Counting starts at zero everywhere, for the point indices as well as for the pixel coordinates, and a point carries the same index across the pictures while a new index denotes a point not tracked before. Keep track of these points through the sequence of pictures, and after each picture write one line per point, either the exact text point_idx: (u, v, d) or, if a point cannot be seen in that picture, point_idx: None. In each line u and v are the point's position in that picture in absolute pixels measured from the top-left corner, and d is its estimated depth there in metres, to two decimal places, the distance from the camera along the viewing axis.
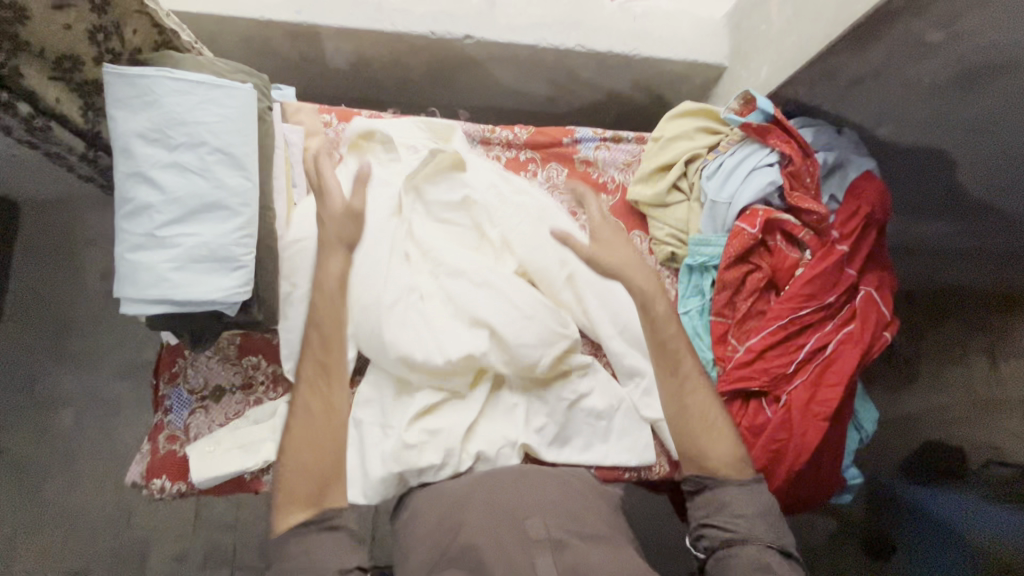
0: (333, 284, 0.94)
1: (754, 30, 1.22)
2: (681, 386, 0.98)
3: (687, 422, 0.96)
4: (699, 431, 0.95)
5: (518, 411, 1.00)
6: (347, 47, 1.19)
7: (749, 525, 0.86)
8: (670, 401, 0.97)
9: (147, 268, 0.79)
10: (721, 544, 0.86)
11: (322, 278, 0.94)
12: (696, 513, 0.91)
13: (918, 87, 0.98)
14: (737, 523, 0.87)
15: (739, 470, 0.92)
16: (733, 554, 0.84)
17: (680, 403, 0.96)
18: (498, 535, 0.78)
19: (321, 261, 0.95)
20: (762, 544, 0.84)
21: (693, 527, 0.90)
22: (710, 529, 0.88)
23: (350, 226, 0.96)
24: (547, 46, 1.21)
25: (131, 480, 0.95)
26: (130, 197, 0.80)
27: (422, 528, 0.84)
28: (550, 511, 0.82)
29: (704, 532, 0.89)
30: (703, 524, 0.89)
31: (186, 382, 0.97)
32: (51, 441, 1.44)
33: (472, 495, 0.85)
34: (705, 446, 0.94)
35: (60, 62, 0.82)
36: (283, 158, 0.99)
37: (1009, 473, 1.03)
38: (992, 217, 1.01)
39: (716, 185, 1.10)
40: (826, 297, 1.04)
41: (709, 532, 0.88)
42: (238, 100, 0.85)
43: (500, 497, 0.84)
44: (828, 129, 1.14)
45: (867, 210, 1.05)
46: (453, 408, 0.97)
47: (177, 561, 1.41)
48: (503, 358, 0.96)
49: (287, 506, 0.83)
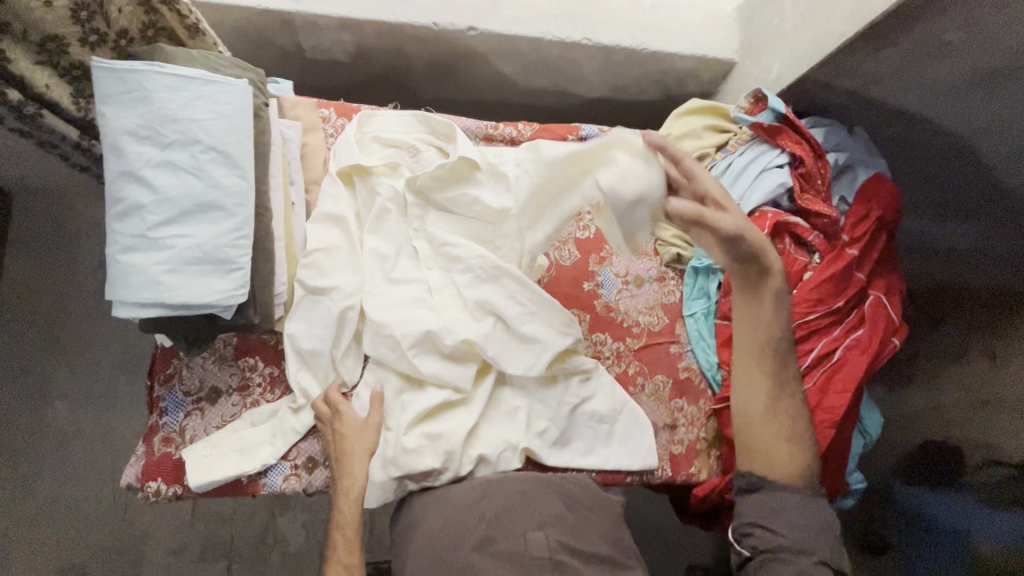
0: (356, 494, 0.87)
1: (766, 26, 1.19)
2: (777, 385, 0.93)
3: (770, 423, 0.92)
4: (778, 438, 0.92)
5: (523, 415, 0.97)
6: (347, 38, 1.16)
7: (796, 533, 0.85)
8: (751, 394, 0.94)
9: (140, 270, 0.76)
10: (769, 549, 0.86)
11: (347, 489, 0.87)
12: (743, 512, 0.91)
13: (934, 89, 0.95)
14: (788, 529, 0.86)
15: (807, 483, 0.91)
16: (779, 559, 0.84)
17: (773, 404, 0.92)
18: (499, 552, 0.77)
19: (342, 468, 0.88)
20: (812, 558, 0.83)
21: (741, 524, 0.90)
22: (758, 530, 0.88)
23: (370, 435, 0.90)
24: (553, 39, 1.17)
25: (126, 483, 0.92)
26: (120, 197, 0.77)
27: (421, 542, 0.83)
28: (554, 527, 0.81)
29: (752, 531, 0.89)
30: (750, 523, 0.89)
31: (181, 384, 0.95)
32: (47, 433, 1.42)
33: (470, 510, 0.83)
34: (774, 451, 0.91)
35: (44, 43, 0.77)
36: (281, 155, 0.96)
37: (1004, 473, 1.02)
38: (1003, 218, 1.01)
39: (725, 186, 1.07)
40: (834, 302, 1.02)
41: (756, 532, 0.88)
42: (232, 96, 0.83)
43: (501, 509, 0.82)
44: (840, 129, 1.10)
45: (878, 213, 1.03)
46: (454, 413, 0.95)
47: (174, 554, 1.40)
48: (512, 361, 0.96)
49: None
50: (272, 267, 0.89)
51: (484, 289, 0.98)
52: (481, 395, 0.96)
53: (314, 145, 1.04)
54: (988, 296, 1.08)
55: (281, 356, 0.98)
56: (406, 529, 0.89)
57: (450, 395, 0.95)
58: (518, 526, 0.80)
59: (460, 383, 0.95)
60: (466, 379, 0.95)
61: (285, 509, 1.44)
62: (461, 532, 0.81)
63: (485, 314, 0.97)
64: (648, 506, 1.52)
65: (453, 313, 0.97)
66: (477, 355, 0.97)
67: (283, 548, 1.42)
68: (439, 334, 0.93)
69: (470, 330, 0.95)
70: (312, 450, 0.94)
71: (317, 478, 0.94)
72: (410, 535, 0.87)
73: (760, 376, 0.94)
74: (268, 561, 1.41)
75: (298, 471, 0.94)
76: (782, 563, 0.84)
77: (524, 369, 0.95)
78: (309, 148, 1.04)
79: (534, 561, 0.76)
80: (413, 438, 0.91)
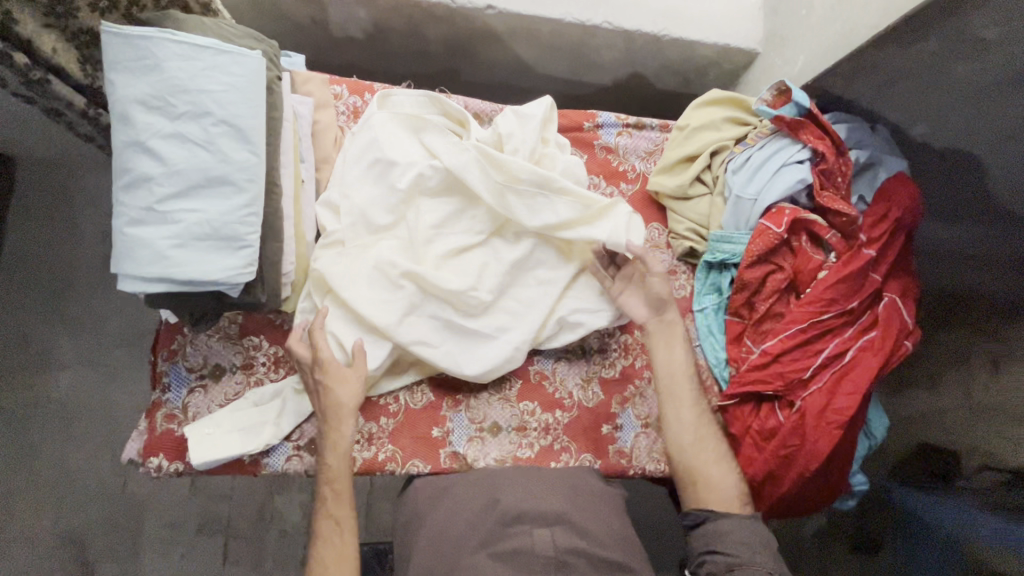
0: (342, 447, 0.89)
1: (795, 16, 1.16)
2: (679, 417, 1.00)
3: (696, 453, 0.99)
4: (706, 461, 0.99)
5: (574, 297, 1.01)
6: (363, 12, 1.13)
7: (745, 550, 0.89)
8: (684, 429, 0.99)
9: (147, 244, 0.75)
10: (724, 569, 0.88)
11: (334, 444, 0.89)
12: (699, 541, 0.93)
13: (964, 88, 0.93)
14: (736, 548, 0.89)
15: (740, 503, 0.96)
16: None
17: (676, 431, 1.00)
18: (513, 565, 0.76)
19: (325, 425, 0.90)
20: (763, 570, 0.86)
21: (694, 555, 0.92)
22: (713, 556, 0.90)
23: (347, 391, 0.89)
24: (573, 21, 1.15)
25: (128, 457, 0.91)
26: (128, 167, 0.76)
27: (433, 528, 0.85)
28: (559, 527, 0.81)
29: (707, 559, 0.90)
30: (706, 552, 0.91)
31: (185, 360, 0.94)
32: (47, 403, 1.41)
33: (495, 500, 0.85)
34: (718, 481, 0.97)
35: (52, 6, 0.75)
36: (292, 131, 0.94)
37: (998, 479, 1.03)
38: (996, 221, 0.95)
39: (742, 180, 1.05)
40: (848, 303, 1.00)
41: (712, 559, 0.90)
42: (246, 67, 0.80)
43: (520, 502, 0.84)
44: (863, 124, 1.09)
45: (897, 213, 1.01)
46: (398, 236, 0.96)
47: (172, 527, 1.40)
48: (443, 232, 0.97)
49: None
50: (281, 246, 0.87)
51: (423, 225, 0.95)
52: (430, 229, 0.95)
53: (325, 123, 1.03)
54: (985, 305, 1.04)
55: (286, 336, 0.97)
56: (421, 508, 0.90)
57: (398, 242, 0.96)
58: (528, 522, 0.81)
59: (423, 235, 0.95)
60: (493, 258, 0.98)
61: (283, 488, 1.43)
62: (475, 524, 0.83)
63: (419, 231, 0.95)
64: (647, 495, 1.53)
65: (378, 248, 0.94)
66: (416, 249, 0.95)
67: (280, 526, 1.42)
68: (380, 265, 0.93)
69: (417, 228, 0.95)
70: (314, 432, 0.94)
71: None
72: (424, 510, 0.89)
73: (671, 406, 1.01)
74: (266, 537, 1.41)
75: (300, 452, 0.93)
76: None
77: (534, 321, 0.97)
78: (321, 126, 1.02)
79: (540, 560, 0.77)
80: (468, 144, 0.95)
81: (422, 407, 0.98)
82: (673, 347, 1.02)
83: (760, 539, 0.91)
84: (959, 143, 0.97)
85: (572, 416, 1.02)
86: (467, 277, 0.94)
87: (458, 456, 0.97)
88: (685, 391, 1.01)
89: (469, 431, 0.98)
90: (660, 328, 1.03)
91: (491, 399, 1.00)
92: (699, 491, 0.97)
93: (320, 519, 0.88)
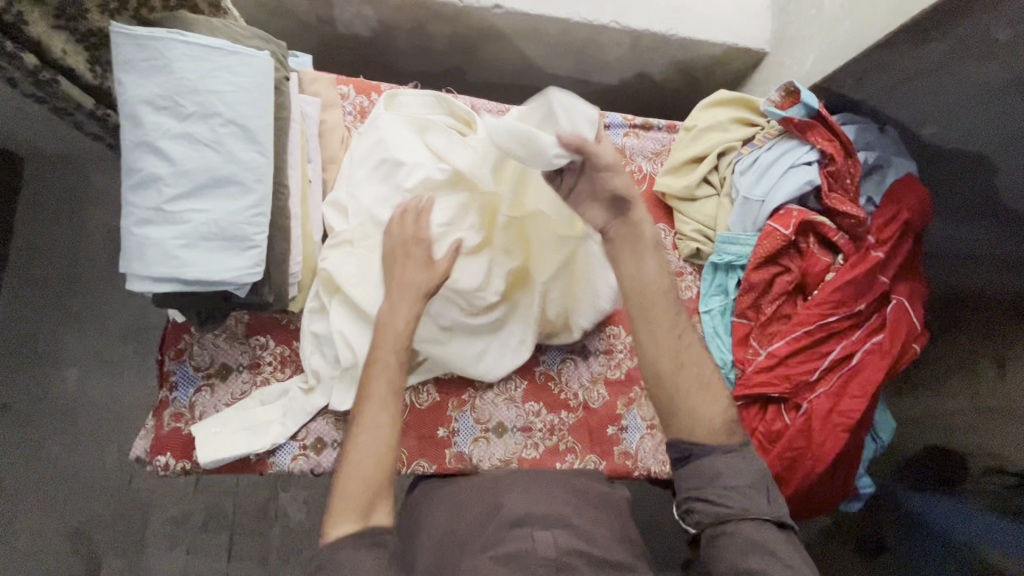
0: (399, 326, 0.82)
1: (803, 16, 1.15)
2: (655, 331, 0.83)
3: (675, 377, 0.82)
4: (691, 389, 0.82)
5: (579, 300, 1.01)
6: (371, 12, 1.13)
7: (739, 499, 0.77)
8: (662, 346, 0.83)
9: (155, 244, 0.75)
10: (713, 520, 0.77)
11: (388, 325, 0.82)
12: (684, 484, 0.80)
13: (975, 88, 0.92)
14: (729, 498, 0.77)
15: (728, 433, 0.82)
16: (730, 532, 0.75)
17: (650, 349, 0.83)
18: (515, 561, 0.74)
19: (387, 303, 0.84)
20: (759, 518, 0.75)
21: (681, 501, 0.80)
22: (701, 505, 0.78)
23: (423, 274, 0.85)
24: (580, 20, 1.14)
25: (135, 456, 0.92)
26: (137, 168, 0.76)
27: (438, 531, 0.85)
28: (560, 530, 0.80)
29: (695, 507, 0.79)
30: (692, 498, 0.79)
31: (192, 359, 0.94)
32: (54, 399, 1.41)
33: (500, 501, 0.85)
34: (700, 415, 0.81)
35: (62, 8, 0.74)
36: (299, 132, 0.94)
37: (1006, 483, 1.02)
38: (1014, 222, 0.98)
39: (749, 182, 1.05)
40: (856, 305, 1.00)
41: (700, 507, 0.78)
42: (254, 68, 0.81)
43: (526, 503, 0.84)
44: (871, 126, 1.07)
45: (906, 216, 1.00)
46: None
47: (178, 523, 1.40)
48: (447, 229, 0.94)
49: (337, 513, 0.71)
50: (288, 246, 0.87)
51: None
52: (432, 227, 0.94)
53: (332, 122, 1.03)
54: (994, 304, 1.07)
55: (292, 335, 0.98)
56: (428, 513, 0.90)
57: None
58: (528, 526, 0.79)
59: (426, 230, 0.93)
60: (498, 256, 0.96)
61: (287, 484, 1.44)
62: (477, 530, 0.82)
63: None
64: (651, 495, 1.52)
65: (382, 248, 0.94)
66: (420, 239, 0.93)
67: (284, 522, 1.42)
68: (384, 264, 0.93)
69: None
70: (321, 431, 0.94)
71: (325, 459, 0.93)
72: (431, 510, 0.90)
73: (643, 321, 0.84)
74: (270, 534, 1.41)
75: (306, 451, 0.93)
76: (738, 537, 0.74)
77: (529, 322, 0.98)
78: (328, 125, 1.02)
79: (541, 561, 0.74)
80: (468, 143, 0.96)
81: (427, 407, 0.98)
82: (644, 250, 0.86)
83: (755, 478, 0.78)
84: (972, 146, 0.98)
85: (577, 417, 1.02)
86: (474, 274, 0.93)
87: (463, 456, 0.97)
88: (665, 300, 0.85)
89: (474, 431, 0.98)
90: (620, 232, 0.86)
91: (496, 399, 1.00)
92: (683, 426, 0.82)
93: (371, 383, 0.79)
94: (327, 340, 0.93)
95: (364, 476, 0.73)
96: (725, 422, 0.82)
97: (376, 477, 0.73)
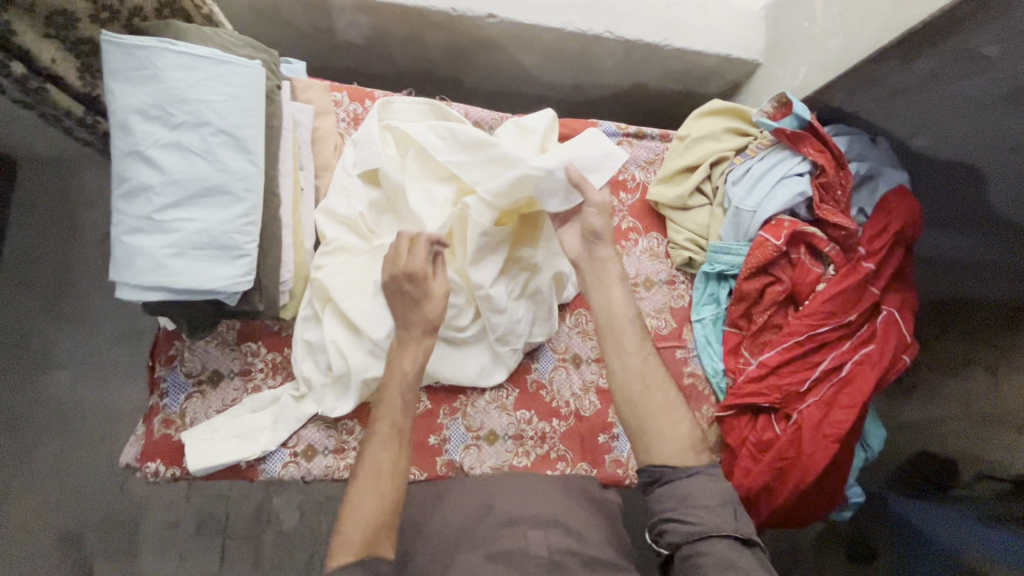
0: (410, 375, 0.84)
1: (796, 27, 1.15)
2: (625, 358, 0.85)
3: (643, 400, 0.83)
4: (658, 414, 0.83)
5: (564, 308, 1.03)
6: (364, 20, 1.13)
7: (711, 517, 0.77)
8: (630, 372, 0.84)
9: (145, 253, 0.75)
10: (685, 539, 0.77)
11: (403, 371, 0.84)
12: (657, 506, 0.81)
13: (962, 104, 0.92)
14: (700, 516, 0.77)
15: (695, 455, 0.83)
16: (702, 552, 0.75)
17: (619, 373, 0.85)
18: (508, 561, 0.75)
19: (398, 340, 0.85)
20: (730, 535, 0.76)
21: (654, 523, 0.81)
22: (673, 525, 0.79)
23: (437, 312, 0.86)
24: (574, 30, 1.15)
25: (125, 462, 0.92)
26: (127, 176, 0.76)
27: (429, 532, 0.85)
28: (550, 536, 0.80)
29: (669, 527, 0.79)
30: (665, 519, 0.80)
31: (183, 366, 0.94)
32: (45, 404, 1.41)
33: (491, 502, 0.86)
34: (667, 440, 0.82)
35: (52, 18, 0.74)
36: (292, 140, 0.94)
37: (996, 488, 1.03)
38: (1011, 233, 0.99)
39: (742, 191, 1.06)
40: (846, 315, 1.00)
41: (672, 528, 0.79)
42: (245, 77, 0.81)
43: (517, 505, 0.84)
44: (863, 137, 1.08)
45: (896, 227, 1.00)
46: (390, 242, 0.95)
47: (169, 527, 1.40)
48: None
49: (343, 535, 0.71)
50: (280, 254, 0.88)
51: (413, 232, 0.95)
52: None
53: (325, 130, 1.02)
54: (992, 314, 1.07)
55: (283, 342, 0.97)
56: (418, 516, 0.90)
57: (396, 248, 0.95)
58: (522, 524, 0.81)
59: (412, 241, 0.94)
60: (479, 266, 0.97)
61: (281, 489, 1.44)
62: (467, 530, 0.83)
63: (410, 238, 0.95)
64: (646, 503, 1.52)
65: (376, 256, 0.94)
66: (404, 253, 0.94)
67: (277, 528, 1.42)
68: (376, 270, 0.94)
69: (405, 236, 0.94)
70: (312, 438, 0.93)
71: (316, 466, 0.93)
72: (422, 513, 0.90)
73: (613, 346, 0.86)
74: (264, 539, 1.41)
75: (297, 458, 0.93)
76: (710, 555, 0.74)
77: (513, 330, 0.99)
78: (321, 133, 1.02)
79: (532, 560, 0.75)
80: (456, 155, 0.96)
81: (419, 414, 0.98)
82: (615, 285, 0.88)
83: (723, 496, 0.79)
84: (963, 158, 0.98)
85: (567, 425, 1.02)
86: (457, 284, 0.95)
87: (454, 462, 0.97)
88: (636, 333, 0.86)
89: (465, 439, 0.98)
90: (589, 266, 0.89)
91: (488, 405, 1.00)
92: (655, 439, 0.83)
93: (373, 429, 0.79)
94: (320, 348, 0.93)
95: (371, 498, 0.74)
96: (690, 444, 0.83)
97: (384, 499, 0.74)
